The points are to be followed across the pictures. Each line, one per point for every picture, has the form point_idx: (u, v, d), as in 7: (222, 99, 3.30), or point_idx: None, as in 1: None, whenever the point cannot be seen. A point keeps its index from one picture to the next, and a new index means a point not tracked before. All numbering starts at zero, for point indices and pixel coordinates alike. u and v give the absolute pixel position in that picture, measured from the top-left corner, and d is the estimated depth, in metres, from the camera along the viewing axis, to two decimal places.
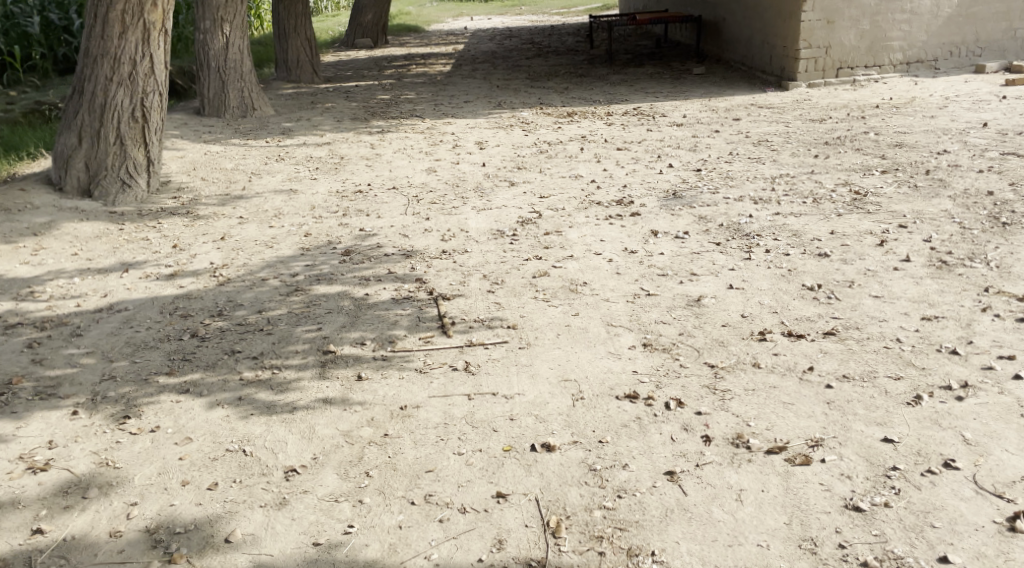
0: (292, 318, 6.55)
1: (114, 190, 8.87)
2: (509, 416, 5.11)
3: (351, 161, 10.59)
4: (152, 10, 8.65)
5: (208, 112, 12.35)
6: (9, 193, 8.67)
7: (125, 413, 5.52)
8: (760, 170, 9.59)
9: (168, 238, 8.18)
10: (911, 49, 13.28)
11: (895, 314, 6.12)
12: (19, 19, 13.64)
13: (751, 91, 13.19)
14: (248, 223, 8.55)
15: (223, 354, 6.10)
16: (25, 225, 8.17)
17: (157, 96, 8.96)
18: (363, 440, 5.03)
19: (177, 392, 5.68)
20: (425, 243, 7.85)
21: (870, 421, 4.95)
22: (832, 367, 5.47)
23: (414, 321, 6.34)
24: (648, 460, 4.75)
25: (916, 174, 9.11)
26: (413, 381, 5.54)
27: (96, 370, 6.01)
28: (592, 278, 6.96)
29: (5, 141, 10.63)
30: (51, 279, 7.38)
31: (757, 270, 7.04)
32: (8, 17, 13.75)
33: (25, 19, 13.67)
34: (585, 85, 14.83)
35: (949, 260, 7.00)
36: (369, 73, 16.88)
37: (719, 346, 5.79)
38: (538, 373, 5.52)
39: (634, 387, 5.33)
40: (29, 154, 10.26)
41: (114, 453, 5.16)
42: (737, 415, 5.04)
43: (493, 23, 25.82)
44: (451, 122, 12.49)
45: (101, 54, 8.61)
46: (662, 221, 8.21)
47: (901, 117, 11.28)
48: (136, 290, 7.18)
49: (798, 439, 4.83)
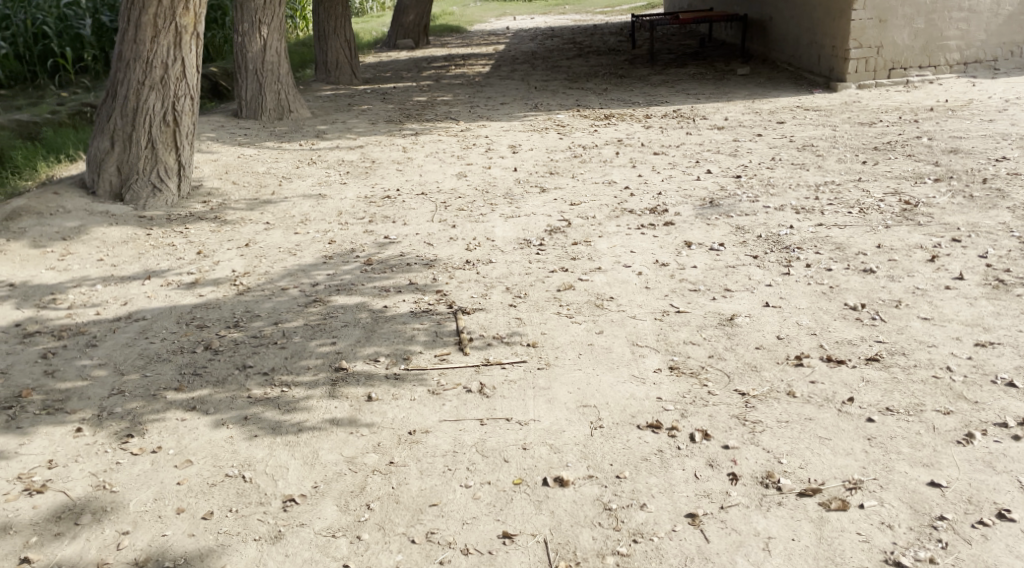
0: (308, 330, 6.23)
1: (145, 194, 8.64)
2: (522, 445, 4.81)
3: (383, 165, 10.34)
4: (185, 13, 8.39)
5: (245, 114, 12.13)
6: (42, 194, 8.45)
7: (129, 431, 5.12)
8: (804, 177, 9.19)
9: (193, 244, 7.93)
10: (969, 48, 12.77)
11: (946, 339, 5.77)
12: (72, 20, 13.37)
13: (798, 92, 12.76)
14: (274, 229, 8.30)
15: (235, 369, 5.72)
16: (55, 228, 7.94)
17: (189, 100, 8.73)
18: (367, 468, 4.73)
19: (184, 410, 5.30)
20: (449, 252, 7.55)
21: (916, 461, 4.57)
22: (874, 398, 5.10)
23: (432, 336, 6.04)
24: (668, 500, 4.42)
25: (972, 182, 8.66)
26: (424, 403, 5.23)
27: (106, 385, 5.62)
28: (619, 293, 6.63)
29: (47, 143, 10.48)
30: (74, 285, 7.11)
31: (797, 287, 6.67)
32: (61, 18, 13.52)
33: (78, 20, 13.39)
34: (625, 86, 14.46)
35: (1007, 279, 6.60)
36: (408, 75, 16.65)
37: (752, 371, 5.44)
38: (556, 398, 5.20)
39: (658, 415, 4.99)
40: (68, 157, 10.12)
41: (112, 475, 4.78)
42: (769, 450, 4.68)
43: (536, 23, 25.45)
44: (486, 125, 12.21)
45: (134, 57, 8.39)
46: (697, 231, 7.87)
47: (956, 121, 10.79)
48: (157, 298, 6.88)
49: (834, 481, 4.46)
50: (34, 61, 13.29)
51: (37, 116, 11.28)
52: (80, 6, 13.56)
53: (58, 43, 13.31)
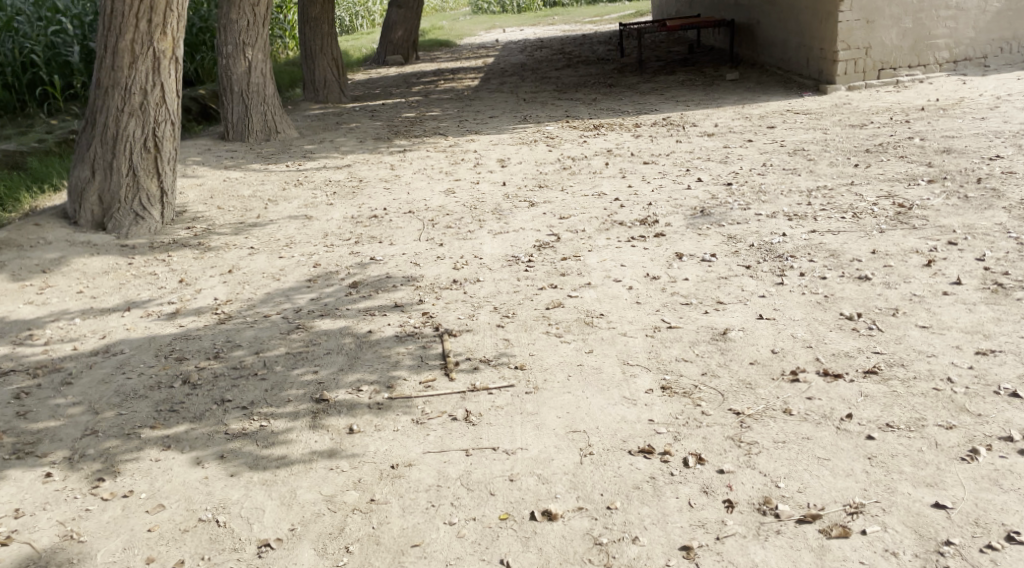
0: (290, 359, 5.92)
1: (128, 222, 8.38)
2: (509, 476, 4.63)
3: (370, 183, 10.17)
4: (163, 38, 8.17)
5: (232, 137, 11.94)
6: (21, 227, 8.22)
7: (100, 474, 4.91)
8: (796, 183, 9.03)
9: (176, 273, 7.60)
10: (957, 46, 12.65)
11: (946, 347, 5.64)
12: (59, 48, 13.11)
13: (788, 96, 12.62)
14: (258, 253, 8.01)
15: (212, 404, 5.46)
16: (35, 261, 7.66)
17: (170, 125, 8.50)
18: (347, 508, 4.55)
19: (158, 448, 5.07)
20: (436, 272, 7.35)
21: (919, 480, 4.40)
22: (874, 414, 4.95)
23: (418, 360, 5.82)
24: (661, 531, 4.24)
25: (967, 182, 8.52)
26: (408, 434, 5.05)
27: (80, 424, 5.34)
28: (609, 309, 6.46)
29: (32, 172, 10.26)
30: (52, 320, 6.75)
31: (791, 297, 6.52)
32: (50, 46, 13.29)
33: (66, 48, 13.12)
34: (614, 95, 14.31)
35: (1006, 282, 6.47)
36: (396, 91, 16.50)
37: (746, 389, 5.27)
38: (544, 424, 5.02)
39: (650, 439, 4.82)
40: (52, 187, 9.92)
41: (80, 523, 4.59)
42: (765, 474, 4.51)
43: (525, 34, 25.36)
44: (474, 139, 12.05)
45: (112, 84, 8.17)
46: (689, 242, 7.70)
47: (948, 119, 10.65)
48: (136, 330, 6.52)
49: (834, 505, 4.29)
50: (22, 89, 13.04)
51: (23, 147, 11.06)
52: (67, 33, 13.35)
53: (46, 71, 13.07)
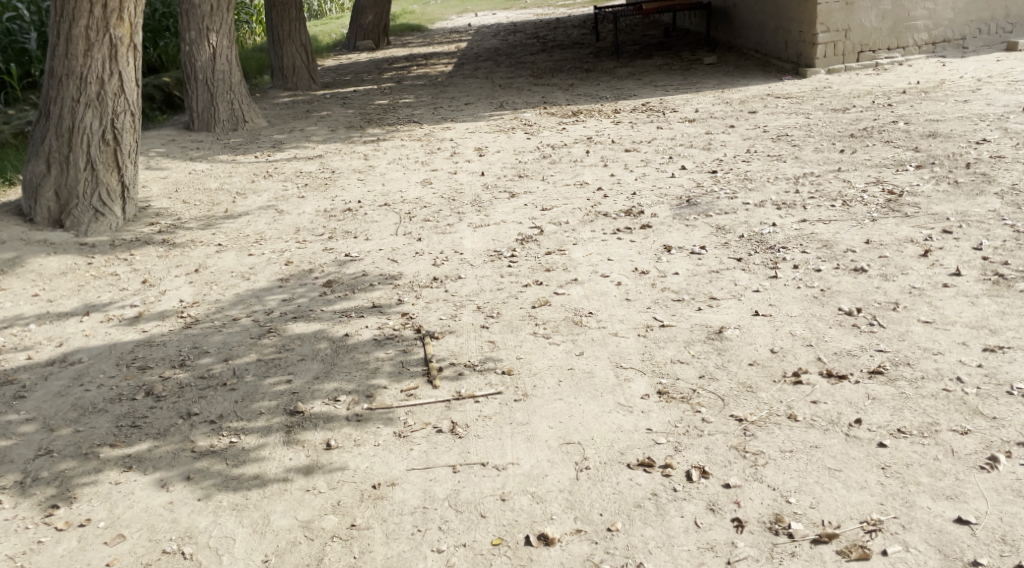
0: (261, 367, 5.57)
1: (87, 219, 7.98)
2: (500, 496, 4.33)
3: (343, 174, 9.80)
4: (119, 24, 7.76)
5: (197, 127, 11.52)
6: None
7: (55, 500, 4.55)
8: (782, 169, 8.76)
9: (138, 273, 7.22)
10: (936, 28, 12.39)
11: (952, 344, 5.37)
12: (16, 35, 12.66)
13: (767, 80, 12.34)
14: (226, 251, 7.64)
15: (177, 419, 5.11)
16: None
17: (130, 116, 8.09)
18: (326, 535, 4.23)
19: (119, 470, 4.72)
20: (415, 268, 7.01)
21: (939, 492, 4.14)
22: (884, 419, 4.68)
23: (398, 366, 5.49)
24: (667, 556, 3.96)
25: (955, 168, 8.26)
26: (390, 449, 4.72)
27: (32, 444, 4.97)
28: (598, 307, 6.15)
29: None
30: (4, 327, 6.36)
31: (786, 291, 6.23)
32: (6, 33, 12.84)
33: (23, 35, 12.66)
34: (591, 80, 13.98)
35: (1007, 273, 6.21)
36: (368, 77, 16.08)
37: (747, 393, 4.99)
38: (536, 435, 4.72)
39: (649, 451, 4.53)
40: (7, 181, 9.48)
41: (33, 557, 4.24)
42: (775, 488, 4.23)
43: (498, 18, 24.96)
44: (450, 127, 11.69)
45: (66, 73, 7.76)
46: (676, 233, 7.41)
47: (931, 103, 10.40)
48: (95, 336, 6.15)
49: (850, 522, 4.03)
50: None
51: None
52: (23, 19, 12.88)
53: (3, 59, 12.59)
